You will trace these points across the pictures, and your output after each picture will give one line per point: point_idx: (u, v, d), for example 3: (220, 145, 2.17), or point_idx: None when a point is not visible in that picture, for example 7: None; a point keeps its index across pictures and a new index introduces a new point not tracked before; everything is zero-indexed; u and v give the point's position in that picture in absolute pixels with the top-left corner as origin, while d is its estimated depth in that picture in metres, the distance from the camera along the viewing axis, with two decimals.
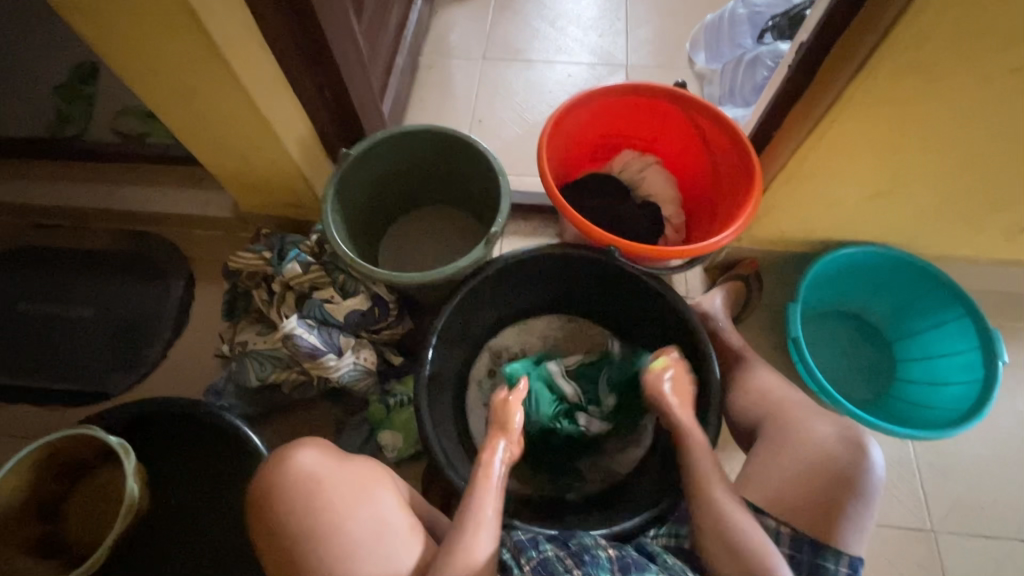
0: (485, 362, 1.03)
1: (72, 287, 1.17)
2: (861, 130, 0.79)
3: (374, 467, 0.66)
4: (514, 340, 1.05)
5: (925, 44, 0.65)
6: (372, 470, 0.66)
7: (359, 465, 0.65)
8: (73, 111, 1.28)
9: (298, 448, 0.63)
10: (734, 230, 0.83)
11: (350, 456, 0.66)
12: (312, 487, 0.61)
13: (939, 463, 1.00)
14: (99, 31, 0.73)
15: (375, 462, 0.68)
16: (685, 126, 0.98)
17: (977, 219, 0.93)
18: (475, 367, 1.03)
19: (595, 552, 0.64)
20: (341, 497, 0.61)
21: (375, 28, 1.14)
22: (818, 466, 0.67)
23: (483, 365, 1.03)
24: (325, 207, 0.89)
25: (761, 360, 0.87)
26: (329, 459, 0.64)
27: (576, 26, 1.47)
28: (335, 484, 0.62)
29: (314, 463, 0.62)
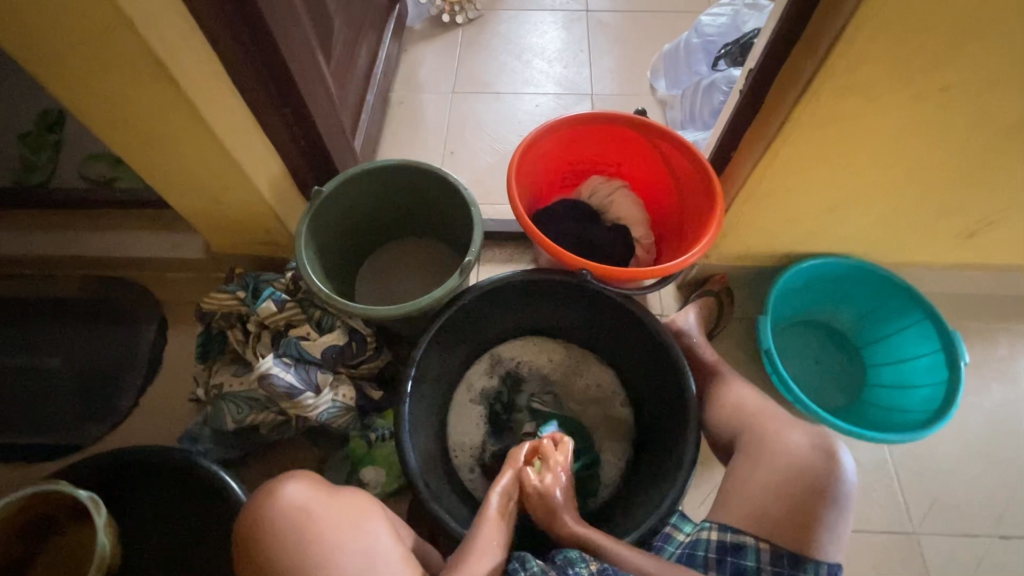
0: (482, 365, 1.05)
1: (40, 336, 1.14)
2: (810, 148, 0.83)
3: (361, 496, 0.65)
4: (518, 352, 1.06)
5: (861, 67, 0.70)
6: (362, 499, 0.65)
7: (349, 495, 0.65)
8: (40, 159, 1.27)
9: (284, 478, 0.63)
10: (701, 248, 0.85)
11: (338, 489, 0.65)
12: (302, 517, 0.60)
13: (915, 464, 1.02)
14: (64, 81, 0.74)
15: (365, 494, 0.67)
16: (648, 151, 1.02)
17: (928, 226, 0.98)
18: (470, 372, 1.04)
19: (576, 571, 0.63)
20: (329, 523, 0.60)
21: (344, 67, 1.17)
22: (795, 475, 0.68)
23: (482, 367, 1.05)
24: (299, 244, 0.89)
25: (736, 374, 0.88)
26: (316, 490, 0.63)
27: (542, 59, 1.52)
28: (322, 511, 0.61)
29: (300, 493, 0.62)
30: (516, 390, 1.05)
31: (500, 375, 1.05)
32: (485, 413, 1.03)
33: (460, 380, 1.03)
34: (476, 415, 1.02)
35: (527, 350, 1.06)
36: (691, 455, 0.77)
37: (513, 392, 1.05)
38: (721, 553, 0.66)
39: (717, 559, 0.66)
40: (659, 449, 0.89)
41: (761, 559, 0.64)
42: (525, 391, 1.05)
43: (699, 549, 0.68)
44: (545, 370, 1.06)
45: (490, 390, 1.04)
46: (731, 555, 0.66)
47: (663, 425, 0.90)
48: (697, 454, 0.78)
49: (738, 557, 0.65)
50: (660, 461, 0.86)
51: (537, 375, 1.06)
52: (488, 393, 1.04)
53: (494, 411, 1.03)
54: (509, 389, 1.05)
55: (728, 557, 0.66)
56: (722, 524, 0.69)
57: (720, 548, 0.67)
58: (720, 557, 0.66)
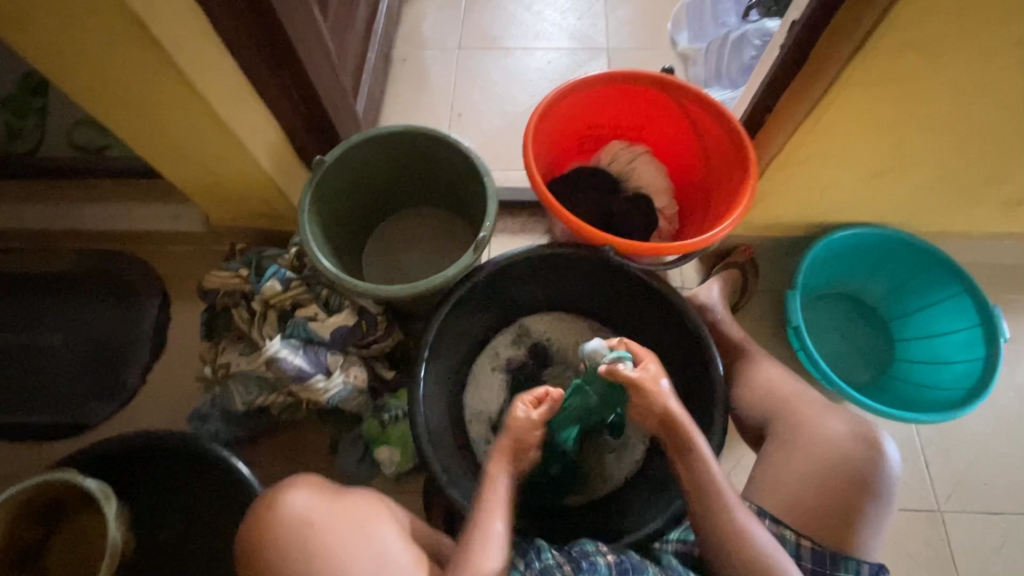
0: (509, 334, 1.02)
1: (40, 313, 1.10)
2: (858, 111, 0.76)
3: (368, 500, 0.63)
4: (546, 328, 1.03)
5: (927, 20, 0.62)
6: (366, 503, 0.63)
7: (354, 501, 0.62)
8: (25, 126, 1.20)
9: (285, 489, 0.60)
10: (731, 222, 0.80)
11: (343, 493, 0.63)
12: (305, 533, 0.57)
13: (943, 441, 0.99)
14: (35, 44, 0.67)
15: (369, 495, 0.65)
16: (675, 114, 0.94)
17: (973, 194, 0.92)
18: (497, 338, 1.01)
19: (593, 559, 0.61)
20: (337, 536, 0.58)
21: (342, 23, 1.08)
22: (837, 468, 0.65)
23: (507, 337, 1.02)
24: (302, 218, 0.84)
25: (765, 354, 0.84)
26: (319, 500, 0.60)
27: (553, 9, 1.41)
28: (328, 524, 0.58)
29: (305, 505, 0.59)
30: (543, 363, 1.01)
31: (527, 347, 1.02)
32: (506, 382, 1.00)
33: (484, 346, 1.00)
34: (496, 386, 1.00)
35: (555, 324, 1.02)
36: (718, 439, 0.74)
37: (540, 366, 1.00)
38: None
39: None
40: None
41: (801, 555, 0.62)
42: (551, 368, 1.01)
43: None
44: (566, 348, 1.02)
45: (515, 360, 1.01)
46: None
47: (687, 404, 0.87)
48: (723, 439, 0.75)
49: None
50: None
51: (561, 352, 1.01)
52: (513, 363, 1.00)
53: (516, 381, 0.99)
54: (534, 364, 1.00)
55: None
56: (760, 508, 0.66)
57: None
58: None
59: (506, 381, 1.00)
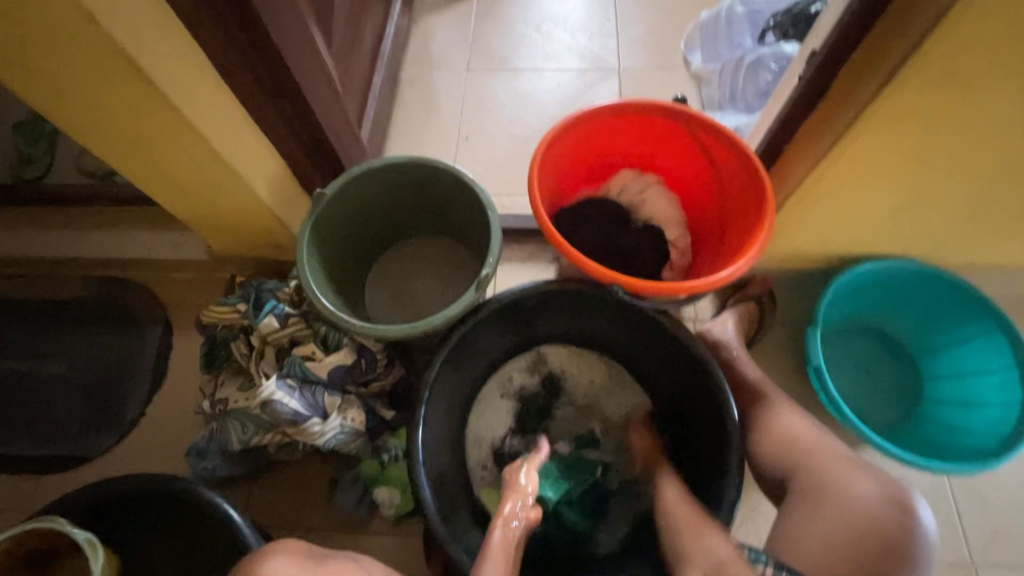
0: (525, 359, 0.98)
1: (42, 341, 1.10)
2: (884, 145, 0.71)
3: (350, 564, 0.60)
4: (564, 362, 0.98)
5: (960, 53, 0.58)
6: (350, 570, 0.59)
7: (337, 566, 0.59)
8: (35, 151, 1.21)
9: (265, 557, 0.58)
10: (747, 260, 0.76)
11: (326, 558, 0.60)
12: None
13: (976, 488, 0.93)
14: (31, 83, 0.65)
15: (352, 561, 0.61)
16: (687, 143, 0.91)
17: (1008, 227, 0.86)
18: (512, 363, 0.97)
19: None
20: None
21: (347, 49, 1.06)
22: (867, 536, 0.62)
23: (523, 361, 0.98)
24: (301, 253, 0.82)
25: (785, 399, 0.80)
26: (298, 566, 0.57)
27: (563, 30, 1.38)
28: None
29: (284, 573, 0.56)
30: (555, 397, 0.97)
31: (542, 375, 0.98)
32: (515, 410, 0.96)
33: (498, 369, 0.96)
34: (500, 416, 0.96)
35: (572, 358, 0.98)
36: (732, 494, 0.70)
37: (551, 398, 0.97)
38: None
39: None
40: (696, 477, 0.81)
41: None
42: (562, 401, 0.97)
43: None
44: (578, 386, 0.97)
45: (527, 388, 0.97)
46: None
47: (700, 450, 0.82)
48: (739, 493, 0.70)
49: None
50: (701, 495, 0.78)
51: (574, 387, 0.97)
52: (525, 391, 0.97)
53: (524, 411, 0.96)
54: (547, 396, 0.97)
55: None
56: (778, 560, 0.62)
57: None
58: None
59: (512, 411, 0.96)
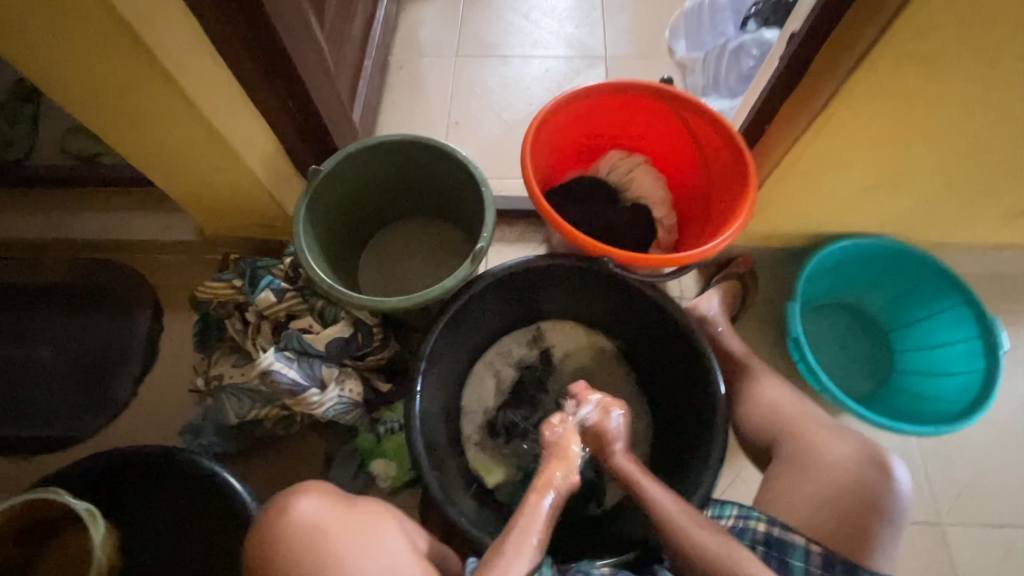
0: (526, 333, 1.01)
1: (29, 324, 1.09)
2: (858, 124, 0.75)
3: (377, 507, 0.63)
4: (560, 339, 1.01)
5: (928, 34, 0.62)
6: (379, 512, 0.62)
7: (366, 507, 0.62)
8: (15, 133, 1.18)
9: (298, 494, 0.60)
10: (731, 233, 0.79)
11: (353, 500, 0.62)
12: (317, 536, 0.57)
13: (944, 453, 0.99)
14: (25, 52, 0.65)
15: (381, 505, 0.64)
16: (673, 124, 0.94)
17: (973, 205, 0.91)
18: (515, 334, 1.01)
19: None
20: (347, 541, 0.57)
21: (339, 31, 1.07)
22: (845, 489, 0.66)
23: (523, 337, 1.01)
24: (297, 228, 0.83)
25: (766, 368, 0.84)
26: (332, 505, 0.60)
27: (551, 18, 1.41)
28: (341, 530, 0.58)
29: (314, 510, 0.58)
30: (551, 371, 1.00)
31: (540, 350, 1.01)
32: (512, 381, 0.99)
33: (497, 343, 1.00)
34: (495, 390, 0.99)
35: (568, 335, 1.01)
36: (718, 454, 0.73)
37: (548, 370, 1.00)
38: (766, 546, 0.64)
39: (762, 552, 0.65)
40: (683, 443, 0.85)
41: (811, 561, 0.62)
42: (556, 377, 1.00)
43: (745, 538, 0.66)
44: (572, 362, 1.00)
45: (526, 361, 1.00)
46: (777, 550, 0.64)
47: (687, 416, 0.86)
48: (724, 453, 0.74)
49: (785, 554, 0.63)
50: (688, 459, 0.81)
51: (567, 362, 1.00)
52: (524, 362, 1.00)
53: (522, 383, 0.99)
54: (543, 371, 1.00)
55: (773, 552, 0.64)
56: (770, 516, 0.66)
57: (766, 541, 0.65)
58: (767, 550, 0.64)
59: (508, 383, 0.99)
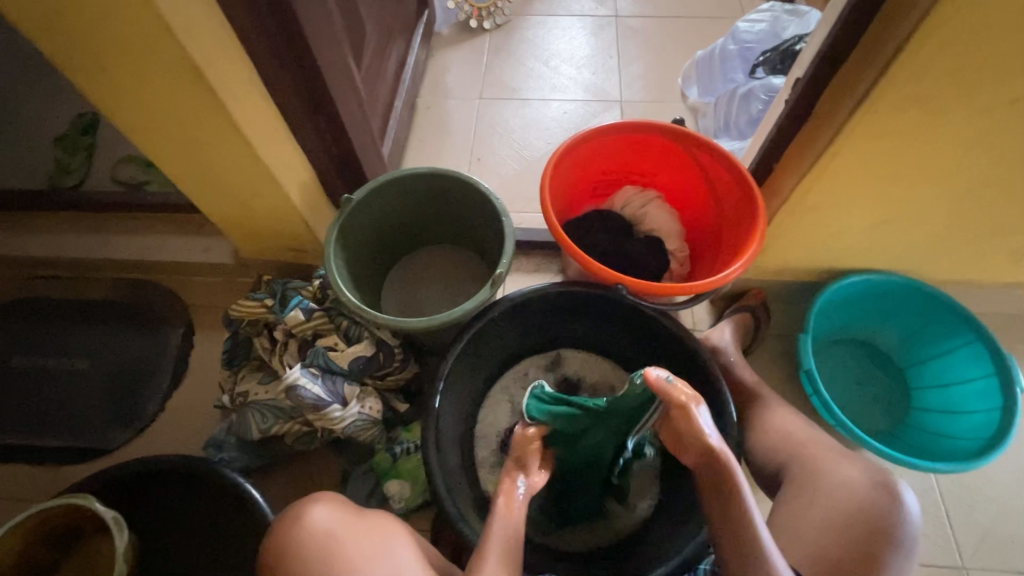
0: (545, 358, 1.04)
1: (68, 338, 1.15)
2: (862, 163, 0.79)
3: (388, 520, 0.64)
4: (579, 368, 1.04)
5: (923, 78, 0.66)
6: (389, 525, 0.63)
7: (376, 519, 0.63)
8: (73, 161, 1.28)
9: (311, 502, 0.62)
10: (743, 263, 0.82)
11: (365, 512, 0.64)
12: (327, 543, 0.58)
13: (965, 494, 0.97)
14: (102, 88, 0.74)
15: (393, 519, 0.65)
16: (685, 162, 0.99)
17: (980, 243, 0.94)
18: (532, 359, 1.04)
19: None
20: (356, 548, 0.58)
21: (373, 74, 1.16)
22: (855, 516, 0.66)
23: (543, 360, 1.04)
24: (328, 251, 0.88)
25: (776, 398, 0.85)
26: (342, 514, 0.62)
27: (570, 65, 1.50)
28: (349, 536, 0.59)
29: (326, 518, 0.61)
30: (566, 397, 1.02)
31: (558, 375, 1.03)
32: (526, 402, 1.02)
33: (515, 364, 1.03)
34: (509, 410, 1.01)
35: (587, 365, 1.03)
36: None
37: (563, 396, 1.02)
38: None
39: None
40: None
41: None
42: None
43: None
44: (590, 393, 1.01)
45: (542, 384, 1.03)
46: None
47: None
48: None
49: None
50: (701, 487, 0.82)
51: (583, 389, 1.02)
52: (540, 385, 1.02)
53: None
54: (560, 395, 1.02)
55: None
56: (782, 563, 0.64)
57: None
58: None
59: (523, 406, 1.01)
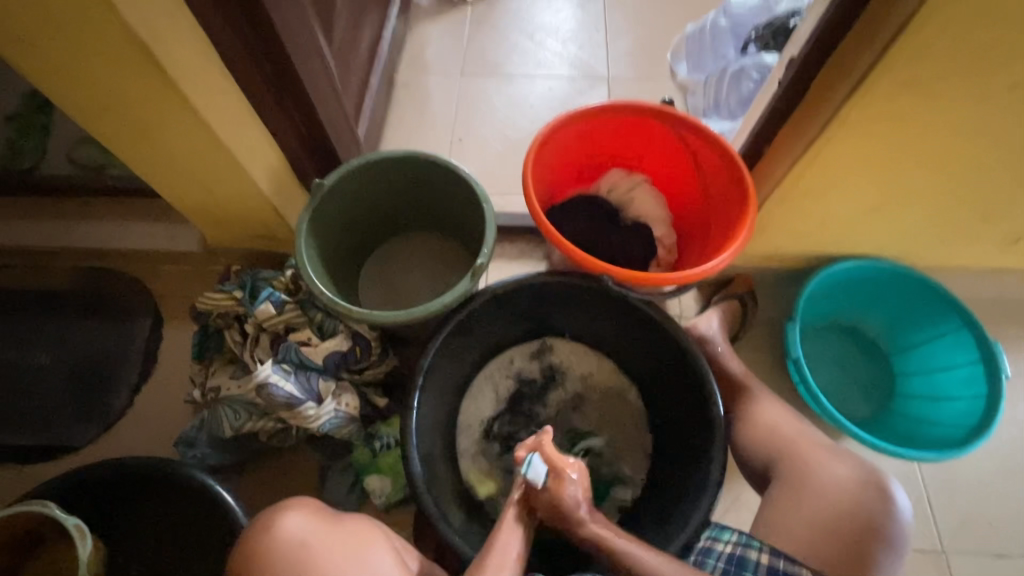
0: (529, 346, 1.01)
1: (28, 331, 1.09)
2: (856, 148, 0.76)
3: (366, 523, 0.62)
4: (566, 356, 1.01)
5: (924, 61, 0.63)
6: (369, 531, 0.62)
7: (355, 525, 0.61)
8: (26, 143, 1.18)
9: (285, 511, 0.59)
10: (730, 253, 0.79)
11: (341, 516, 0.62)
12: (302, 555, 0.56)
13: (947, 480, 0.97)
14: (39, 66, 0.67)
15: (372, 522, 0.63)
16: (674, 144, 0.95)
17: (972, 229, 0.92)
18: (517, 347, 1.00)
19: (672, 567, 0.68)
20: (335, 560, 0.56)
21: (346, 48, 1.09)
22: (847, 515, 0.66)
23: (527, 349, 1.01)
24: (299, 241, 0.83)
25: (764, 389, 0.84)
26: (318, 522, 0.59)
27: (554, 39, 1.43)
28: (327, 547, 0.57)
29: (302, 527, 0.58)
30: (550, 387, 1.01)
31: (542, 364, 1.01)
32: (510, 392, 0.99)
33: (500, 352, 1.00)
34: (492, 402, 0.99)
35: (573, 354, 1.01)
36: (716, 476, 0.73)
37: (548, 385, 1.00)
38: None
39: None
40: (682, 461, 0.85)
41: None
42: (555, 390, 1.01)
43: (745, 568, 0.64)
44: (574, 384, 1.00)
45: (526, 373, 1.00)
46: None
47: (686, 435, 0.85)
48: (723, 474, 0.73)
49: None
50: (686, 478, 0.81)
51: (568, 380, 1.01)
52: (524, 375, 1.00)
53: (520, 393, 1.00)
54: (544, 385, 1.00)
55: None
56: (773, 548, 0.65)
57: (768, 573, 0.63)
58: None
59: (507, 396, 0.99)
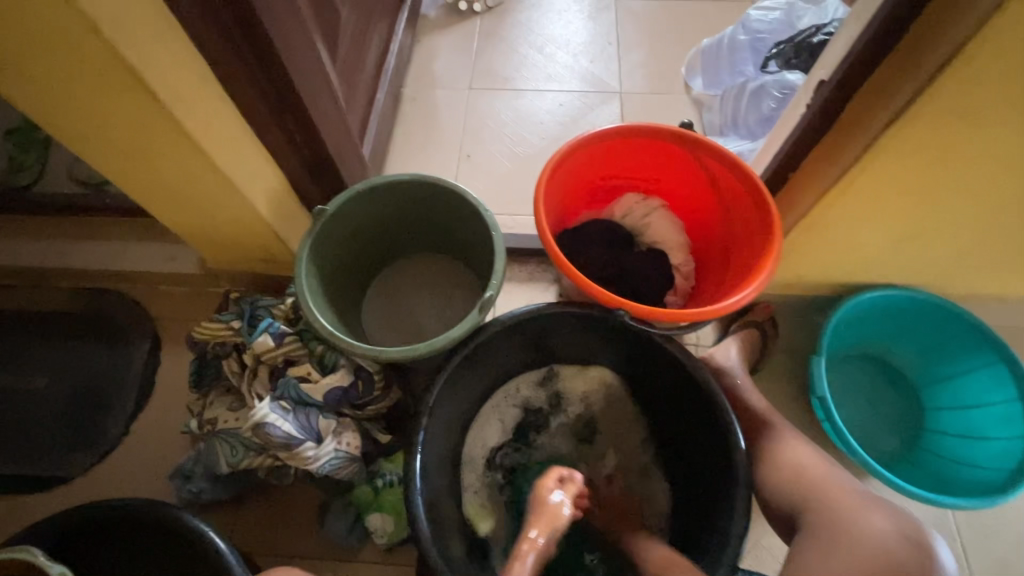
0: (536, 374, 0.96)
1: (23, 355, 1.06)
2: (892, 176, 0.72)
3: None
4: (578, 389, 0.96)
5: (972, 88, 0.58)
6: None
7: None
8: (27, 158, 1.17)
9: None
10: (754, 288, 0.74)
11: None
12: None
13: (981, 523, 0.92)
14: (29, 91, 0.64)
15: None
16: (692, 168, 0.90)
17: (1010, 259, 0.86)
18: (523, 375, 0.96)
19: None
20: None
21: (351, 65, 1.05)
22: (891, 575, 0.60)
23: (535, 376, 0.96)
24: (300, 270, 0.80)
25: (790, 429, 0.79)
26: None
27: (565, 52, 1.39)
28: None
29: None
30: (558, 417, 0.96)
31: (549, 392, 0.96)
32: (516, 422, 0.95)
33: (508, 380, 0.95)
34: (499, 435, 0.94)
35: (583, 386, 0.96)
36: (738, 529, 0.68)
37: (556, 416, 0.96)
38: None
39: None
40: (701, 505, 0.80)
41: None
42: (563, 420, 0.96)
43: None
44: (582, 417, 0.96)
45: (533, 403, 0.96)
46: None
47: (704, 476, 0.81)
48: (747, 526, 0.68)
49: None
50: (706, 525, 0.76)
51: (578, 412, 0.96)
52: (532, 404, 0.95)
53: (526, 424, 0.95)
54: (551, 416, 0.96)
55: None
56: None
57: None
58: None
59: (513, 427, 0.95)
